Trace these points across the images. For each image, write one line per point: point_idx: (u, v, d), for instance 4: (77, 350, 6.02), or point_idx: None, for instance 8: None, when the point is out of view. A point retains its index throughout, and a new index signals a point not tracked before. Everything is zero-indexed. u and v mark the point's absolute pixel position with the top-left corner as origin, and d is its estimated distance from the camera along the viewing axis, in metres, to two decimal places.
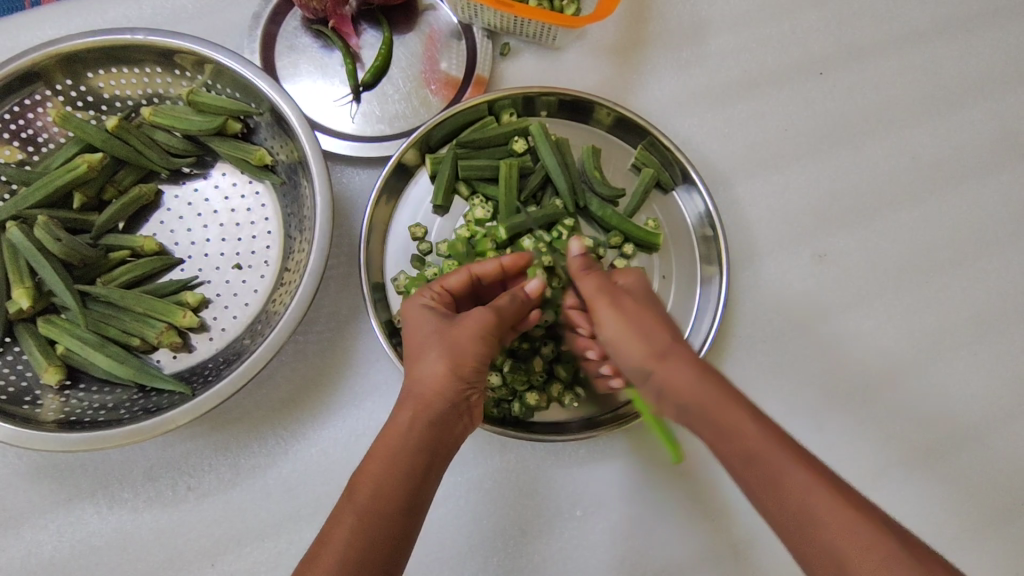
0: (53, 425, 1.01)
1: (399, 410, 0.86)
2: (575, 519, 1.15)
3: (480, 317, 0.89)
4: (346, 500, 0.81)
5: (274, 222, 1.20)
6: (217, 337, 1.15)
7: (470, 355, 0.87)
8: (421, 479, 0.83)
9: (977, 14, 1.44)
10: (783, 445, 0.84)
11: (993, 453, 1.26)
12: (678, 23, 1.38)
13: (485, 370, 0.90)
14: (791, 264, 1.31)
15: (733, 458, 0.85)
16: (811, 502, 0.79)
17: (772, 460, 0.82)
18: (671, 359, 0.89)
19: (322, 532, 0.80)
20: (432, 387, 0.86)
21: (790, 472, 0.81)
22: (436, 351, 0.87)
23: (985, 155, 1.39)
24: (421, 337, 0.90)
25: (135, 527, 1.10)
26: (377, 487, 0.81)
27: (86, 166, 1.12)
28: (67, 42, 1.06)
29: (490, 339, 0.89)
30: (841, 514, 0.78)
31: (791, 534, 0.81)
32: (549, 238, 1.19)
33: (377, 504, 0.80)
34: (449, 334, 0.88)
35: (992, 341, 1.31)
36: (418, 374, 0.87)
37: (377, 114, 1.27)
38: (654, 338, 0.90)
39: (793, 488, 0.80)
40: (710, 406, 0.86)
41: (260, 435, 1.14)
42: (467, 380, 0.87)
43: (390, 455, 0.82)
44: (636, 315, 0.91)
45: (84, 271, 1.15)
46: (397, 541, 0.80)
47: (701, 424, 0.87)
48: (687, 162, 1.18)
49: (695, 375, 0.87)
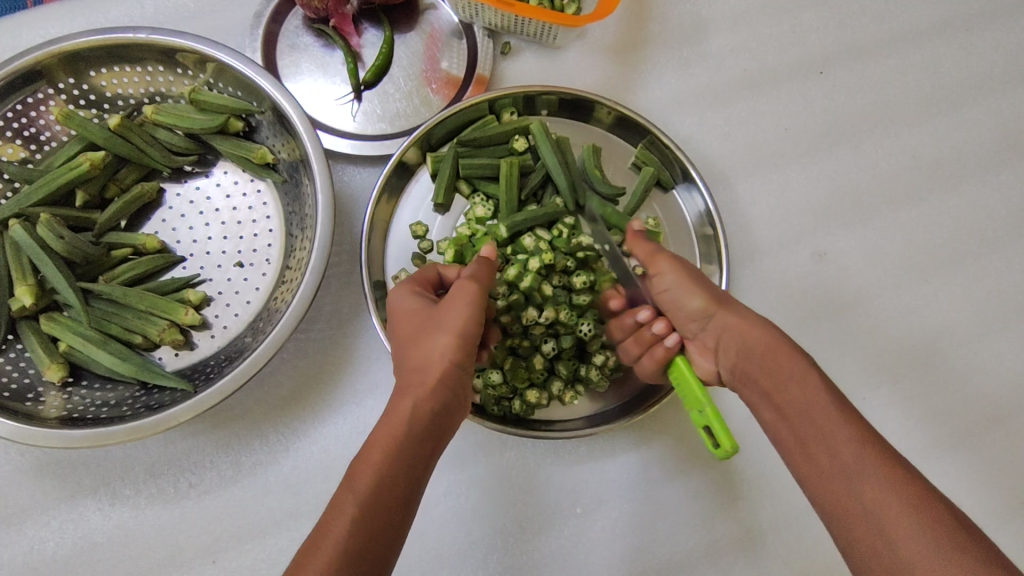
0: (56, 422, 1.01)
1: (401, 397, 0.87)
2: (574, 517, 1.16)
3: (467, 296, 0.94)
4: (348, 484, 0.79)
5: (275, 220, 1.21)
6: (219, 334, 1.16)
7: (464, 333, 0.91)
8: (420, 468, 0.83)
9: (977, 14, 1.44)
10: (842, 407, 0.86)
11: (992, 452, 1.26)
12: (679, 23, 1.39)
13: (475, 354, 0.94)
14: (790, 263, 1.31)
15: (789, 408, 0.89)
16: (857, 459, 0.81)
17: (828, 414, 0.86)
18: (736, 307, 0.99)
19: (320, 521, 0.76)
20: (430, 372, 0.88)
21: (842, 429, 0.84)
22: (431, 333, 0.91)
23: (985, 155, 1.39)
24: (413, 324, 0.94)
25: (136, 525, 1.11)
26: (379, 473, 0.79)
27: (88, 164, 1.13)
28: (70, 41, 1.07)
29: (479, 317, 0.94)
30: (887, 477, 0.79)
31: (833, 488, 0.82)
32: (549, 237, 1.21)
33: (379, 492, 0.78)
34: (441, 316, 0.92)
35: (991, 340, 1.31)
36: (418, 356, 0.90)
37: (377, 113, 1.27)
38: (710, 289, 1.01)
39: (843, 443, 0.83)
40: (771, 352, 0.93)
41: (261, 432, 1.14)
42: (461, 364, 0.91)
43: (395, 440, 0.82)
44: (694, 272, 1.03)
45: (86, 269, 1.15)
46: (396, 530, 0.78)
47: (762, 373, 0.93)
48: (686, 161, 1.18)
49: (754, 321, 0.96)
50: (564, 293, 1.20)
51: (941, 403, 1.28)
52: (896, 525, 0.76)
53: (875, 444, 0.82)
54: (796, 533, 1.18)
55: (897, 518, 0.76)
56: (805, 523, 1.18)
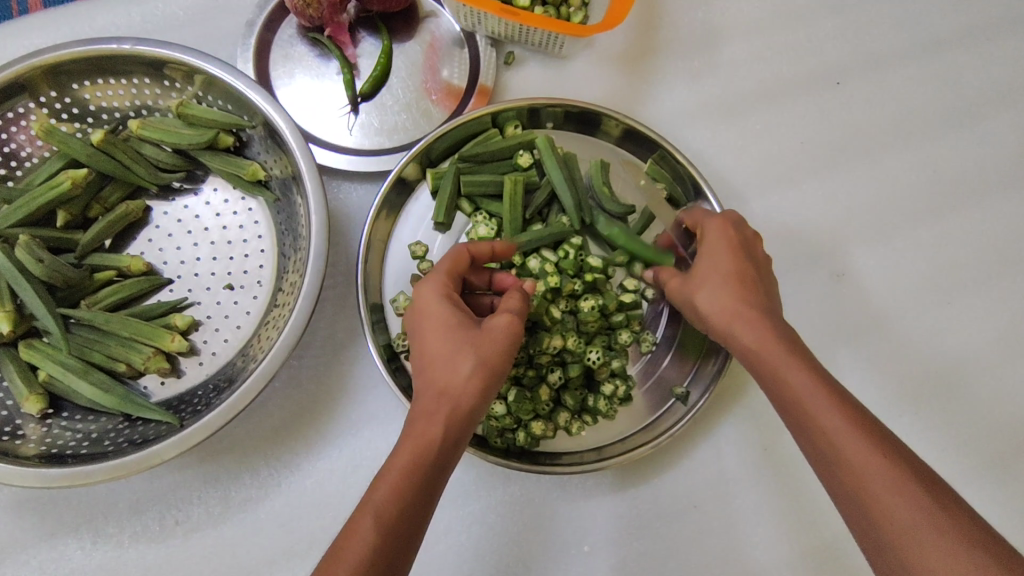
0: (35, 459, 0.95)
1: (424, 417, 0.81)
2: (582, 555, 1.10)
3: (512, 324, 0.87)
4: (363, 510, 0.75)
5: (267, 240, 1.15)
6: (208, 361, 1.10)
7: (499, 367, 0.84)
8: (436, 493, 0.78)
9: (1001, 21, 1.38)
10: (842, 404, 0.81)
11: (1018, 483, 1.19)
12: (690, 30, 1.33)
13: (503, 381, 0.86)
14: (809, 284, 1.25)
15: (788, 413, 0.84)
16: (867, 465, 0.75)
17: (827, 415, 0.80)
18: (729, 303, 0.93)
19: (335, 544, 0.73)
20: (459, 396, 0.81)
21: (842, 428, 0.78)
22: (470, 358, 0.83)
23: (1009, 169, 1.33)
24: (444, 336, 0.85)
25: (120, 565, 1.05)
26: (396, 498, 0.75)
27: (70, 183, 1.07)
28: (51, 52, 1.01)
29: (515, 350, 0.87)
30: (894, 485, 0.73)
31: (840, 497, 0.78)
32: (556, 258, 1.14)
33: (400, 518, 0.74)
34: (481, 341, 0.84)
35: (1019, 365, 1.25)
36: (450, 378, 0.82)
37: (375, 126, 1.22)
38: (708, 292, 0.95)
39: (843, 448, 0.77)
40: (763, 354, 0.87)
41: (251, 466, 1.08)
42: (490, 389, 0.84)
43: (415, 464, 0.77)
44: (706, 267, 0.97)
45: (67, 293, 1.10)
46: (408, 553, 0.75)
47: (761, 377, 0.88)
48: (699, 177, 1.11)
49: (748, 323, 0.90)
50: (572, 318, 1.12)
51: (966, 431, 1.21)
52: (909, 534, 0.71)
53: (883, 445, 0.76)
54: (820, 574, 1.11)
55: (908, 527, 0.71)
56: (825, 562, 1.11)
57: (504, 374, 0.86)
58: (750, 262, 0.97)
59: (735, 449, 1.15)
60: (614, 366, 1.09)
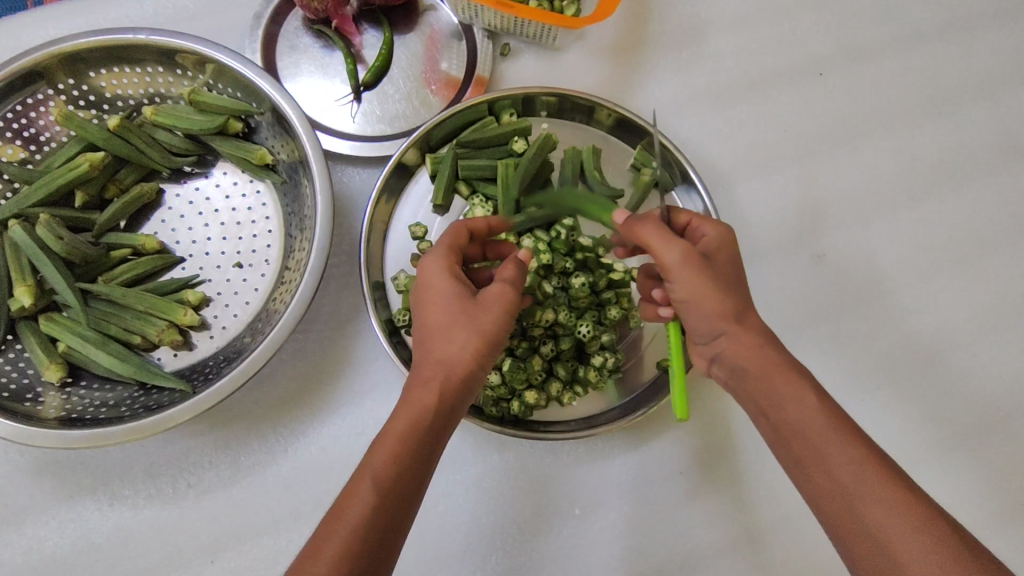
0: (55, 422, 1.01)
1: (422, 387, 0.86)
2: (574, 518, 1.16)
3: (506, 298, 0.92)
4: (362, 473, 0.81)
5: (274, 221, 1.21)
6: (218, 334, 1.15)
7: (494, 338, 0.90)
8: (431, 459, 0.84)
9: (978, 15, 1.44)
10: (840, 422, 0.85)
11: (990, 452, 1.25)
12: (678, 24, 1.39)
13: (498, 354, 0.92)
14: (791, 264, 1.31)
15: (788, 428, 0.87)
16: (861, 478, 0.80)
17: (826, 434, 0.84)
18: (746, 321, 0.92)
19: (336, 504, 0.79)
20: (456, 367, 0.87)
21: (837, 443, 0.83)
22: (465, 331, 0.88)
23: (984, 156, 1.39)
24: (443, 311, 0.90)
25: (135, 525, 1.11)
26: (395, 464, 0.81)
27: (88, 164, 1.13)
28: (70, 42, 1.07)
29: (509, 319, 0.92)
30: (897, 499, 0.78)
31: (823, 504, 0.83)
32: (549, 238, 1.18)
33: (397, 482, 0.80)
34: (476, 315, 0.89)
35: (991, 342, 1.31)
36: (447, 350, 0.88)
37: (377, 114, 1.28)
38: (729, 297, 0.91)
39: (842, 464, 0.82)
40: (769, 371, 0.89)
41: (260, 433, 1.14)
42: (486, 360, 0.90)
43: (414, 433, 0.83)
44: (717, 271, 0.92)
45: (85, 269, 1.15)
46: (404, 516, 0.81)
47: (756, 392, 0.90)
48: (687, 162, 1.17)
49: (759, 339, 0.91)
50: (564, 293, 1.18)
51: (941, 404, 1.28)
52: (896, 540, 0.76)
53: (873, 459, 0.82)
54: (797, 536, 1.17)
55: (894, 532, 0.77)
56: (803, 526, 1.17)
57: (501, 345, 0.92)
58: (740, 272, 0.98)
59: (719, 418, 1.21)
60: (602, 340, 1.16)
